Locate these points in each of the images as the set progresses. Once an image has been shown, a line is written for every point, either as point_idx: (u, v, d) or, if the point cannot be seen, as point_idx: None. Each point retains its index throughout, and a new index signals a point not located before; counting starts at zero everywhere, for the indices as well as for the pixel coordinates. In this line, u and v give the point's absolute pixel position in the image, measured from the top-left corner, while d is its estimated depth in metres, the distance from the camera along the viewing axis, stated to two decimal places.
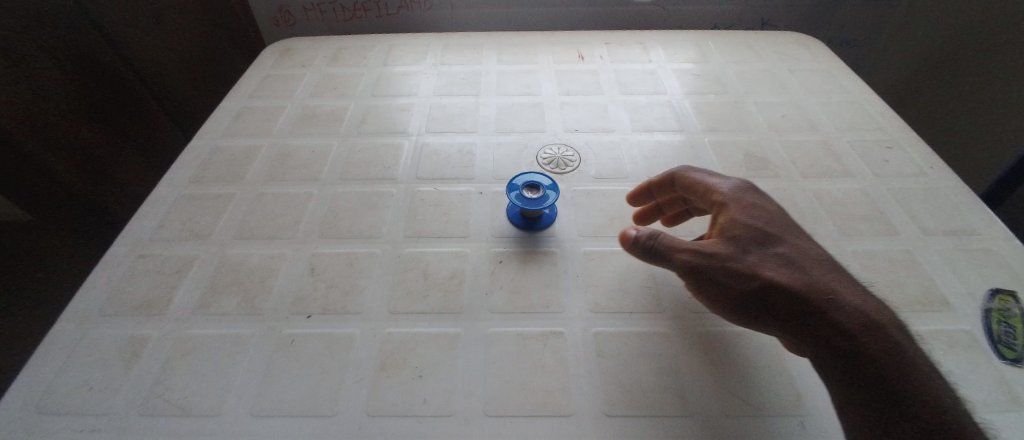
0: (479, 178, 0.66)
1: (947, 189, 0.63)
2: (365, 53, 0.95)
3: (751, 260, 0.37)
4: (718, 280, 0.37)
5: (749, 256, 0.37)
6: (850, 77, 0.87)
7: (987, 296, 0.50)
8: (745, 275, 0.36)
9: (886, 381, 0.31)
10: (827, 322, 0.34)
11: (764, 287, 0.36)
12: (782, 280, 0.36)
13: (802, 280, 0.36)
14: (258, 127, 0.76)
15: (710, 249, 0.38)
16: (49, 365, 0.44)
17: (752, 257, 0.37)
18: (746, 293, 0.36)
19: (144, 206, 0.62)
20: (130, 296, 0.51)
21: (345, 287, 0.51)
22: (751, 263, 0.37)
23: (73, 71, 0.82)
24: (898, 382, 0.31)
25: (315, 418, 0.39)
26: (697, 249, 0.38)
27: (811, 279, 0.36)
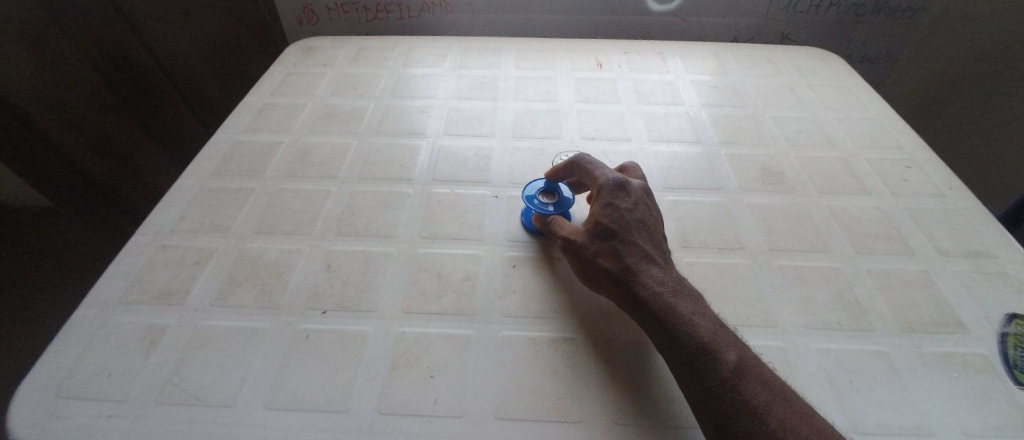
0: (495, 182, 0.67)
1: (967, 210, 0.63)
2: (385, 54, 0.96)
3: (594, 249, 0.46)
4: (572, 261, 0.49)
5: (590, 244, 0.46)
6: (870, 94, 0.86)
7: (1004, 321, 0.49)
8: (586, 260, 0.46)
9: (667, 337, 0.39)
10: (633, 298, 0.42)
11: (597, 269, 0.45)
12: (613, 262, 0.44)
13: (622, 259, 0.44)
14: (279, 124, 0.77)
15: (569, 239, 0.48)
16: (71, 350, 0.45)
17: (594, 243, 0.46)
18: (587, 272, 0.47)
19: (166, 198, 0.63)
20: (150, 285, 0.52)
21: (360, 284, 0.52)
22: (589, 249, 0.46)
23: (102, 64, 0.83)
24: (679, 338, 0.39)
25: (328, 413, 0.40)
26: (563, 239, 0.49)
27: (631, 260, 0.44)
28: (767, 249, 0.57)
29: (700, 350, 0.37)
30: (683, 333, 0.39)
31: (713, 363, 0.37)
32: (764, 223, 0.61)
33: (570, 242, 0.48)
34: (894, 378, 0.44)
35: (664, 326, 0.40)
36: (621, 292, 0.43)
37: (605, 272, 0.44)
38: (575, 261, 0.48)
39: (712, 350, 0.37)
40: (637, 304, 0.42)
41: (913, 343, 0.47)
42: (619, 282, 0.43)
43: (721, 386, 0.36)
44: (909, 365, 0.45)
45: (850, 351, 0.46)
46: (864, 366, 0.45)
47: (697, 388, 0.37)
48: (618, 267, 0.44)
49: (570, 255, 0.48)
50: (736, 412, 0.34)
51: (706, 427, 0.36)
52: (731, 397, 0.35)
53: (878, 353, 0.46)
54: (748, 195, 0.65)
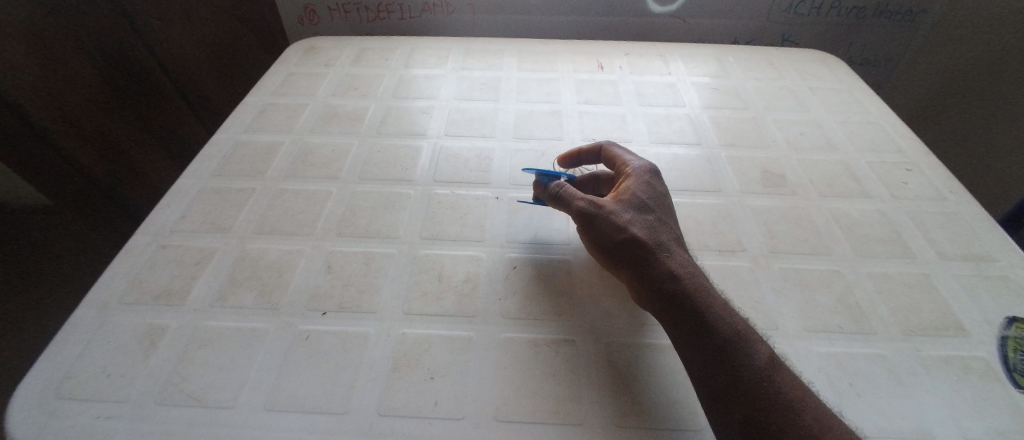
0: (496, 183, 0.67)
1: (968, 214, 0.63)
2: (387, 54, 0.96)
3: (629, 219, 0.46)
4: (596, 227, 0.47)
5: (625, 215, 0.47)
6: (871, 97, 0.86)
7: (1004, 324, 0.49)
8: (618, 228, 0.46)
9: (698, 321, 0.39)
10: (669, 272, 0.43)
11: (628, 240, 0.45)
12: (649, 238, 0.45)
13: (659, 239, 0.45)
14: (280, 124, 0.77)
15: (600, 205, 0.48)
16: (71, 350, 0.45)
17: (630, 217, 0.47)
18: (614, 241, 0.45)
19: (168, 197, 0.63)
20: (150, 285, 0.52)
21: (361, 285, 0.52)
22: (624, 220, 0.46)
23: (102, 62, 0.83)
24: (712, 323, 0.39)
25: (328, 415, 0.40)
26: (591, 204, 0.48)
27: (665, 242, 0.45)
28: (768, 252, 0.57)
29: (732, 336, 0.38)
30: (719, 318, 0.39)
31: (745, 350, 0.37)
32: (764, 225, 0.61)
33: (599, 209, 0.47)
34: (894, 382, 0.44)
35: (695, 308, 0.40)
36: (652, 268, 0.43)
37: (639, 245, 0.44)
38: (601, 229, 0.46)
39: (744, 338, 0.38)
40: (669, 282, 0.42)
41: (913, 347, 0.47)
42: (653, 257, 0.44)
43: (754, 371, 0.36)
44: (910, 369, 0.45)
45: (851, 355, 0.46)
46: (864, 369, 0.45)
47: (726, 373, 0.37)
48: (654, 244, 0.44)
49: (597, 221, 0.47)
50: (767, 397, 0.35)
51: (729, 414, 0.35)
52: (767, 383, 0.36)
53: (878, 357, 0.46)
54: (749, 197, 0.65)
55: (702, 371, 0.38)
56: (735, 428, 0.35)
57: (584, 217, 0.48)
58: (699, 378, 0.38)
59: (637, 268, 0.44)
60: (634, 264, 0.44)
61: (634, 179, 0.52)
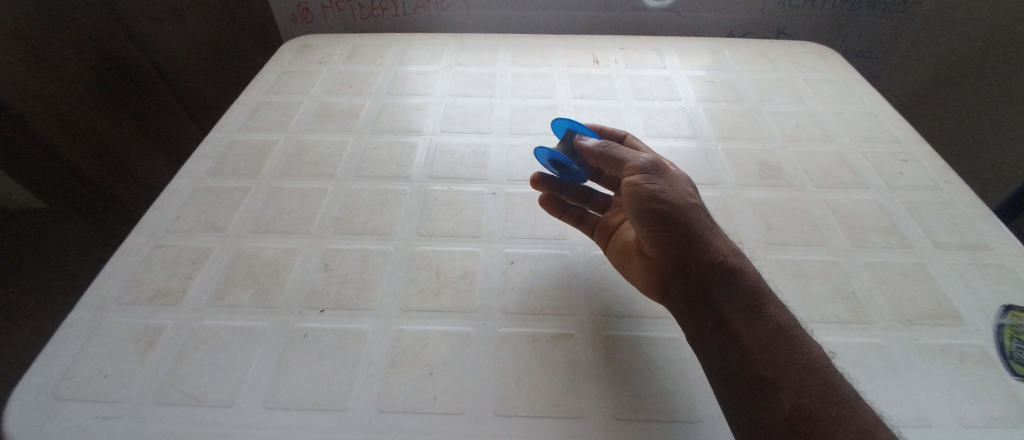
0: (493, 178, 0.66)
1: (964, 204, 0.63)
2: (381, 51, 0.96)
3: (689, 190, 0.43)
4: (660, 182, 0.40)
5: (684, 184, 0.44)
6: (866, 88, 0.86)
7: (1001, 312, 0.50)
8: (684, 192, 0.40)
9: (756, 305, 0.36)
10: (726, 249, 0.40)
11: (693, 207, 0.40)
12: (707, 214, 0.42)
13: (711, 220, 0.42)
14: (274, 122, 0.77)
15: (664, 167, 0.42)
16: (66, 351, 0.45)
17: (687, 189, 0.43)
18: (682, 201, 0.39)
19: (162, 197, 0.63)
20: (146, 285, 0.51)
21: (358, 282, 0.52)
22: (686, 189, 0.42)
23: (92, 61, 0.82)
24: (771, 309, 0.36)
25: (326, 411, 0.40)
26: (656, 161, 0.42)
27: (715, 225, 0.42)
28: (765, 244, 0.57)
29: (792, 326, 0.35)
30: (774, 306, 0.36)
31: (803, 340, 0.34)
32: (761, 217, 0.61)
33: (663, 169, 0.42)
34: (891, 370, 0.44)
35: (753, 292, 0.37)
36: (712, 243, 0.39)
37: (703, 216, 0.40)
38: (667, 185, 0.40)
39: (805, 330, 0.35)
40: (728, 260, 0.38)
41: (910, 336, 0.47)
42: (712, 233, 0.40)
43: (822, 362, 0.33)
44: (907, 358, 0.45)
45: (848, 344, 0.46)
46: (861, 358, 0.45)
47: (780, 357, 0.33)
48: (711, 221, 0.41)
49: (664, 177, 0.40)
50: (827, 388, 0.31)
51: (780, 402, 0.31)
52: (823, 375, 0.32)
53: (875, 346, 0.46)
54: (746, 189, 0.65)
55: (763, 358, 0.33)
56: (786, 416, 0.31)
57: (647, 169, 0.41)
58: (754, 366, 0.34)
59: (698, 237, 0.39)
60: (696, 233, 0.39)
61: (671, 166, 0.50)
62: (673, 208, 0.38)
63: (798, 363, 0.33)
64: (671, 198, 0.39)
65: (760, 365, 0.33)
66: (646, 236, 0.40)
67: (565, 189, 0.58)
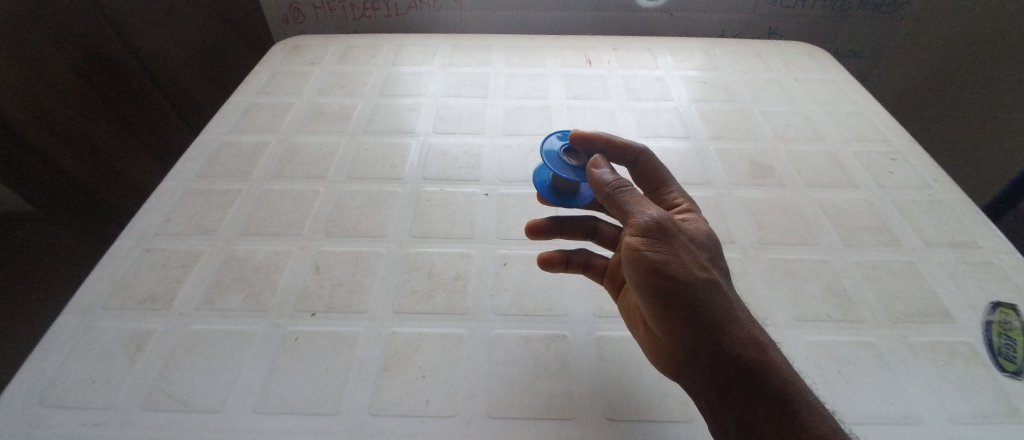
0: (486, 179, 0.66)
1: (952, 202, 0.64)
2: (374, 52, 0.95)
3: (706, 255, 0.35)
4: (666, 247, 0.33)
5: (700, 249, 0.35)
6: (856, 88, 0.87)
7: (989, 309, 0.50)
8: (696, 262, 0.33)
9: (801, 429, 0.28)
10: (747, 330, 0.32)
11: (710, 283, 0.33)
12: (727, 292, 0.34)
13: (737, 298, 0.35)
14: (266, 123, 0.76)
15: (673, 223, 0.35)
16: (53, 357, 0.44)
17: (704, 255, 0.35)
18: (691, 276, 0.33)
19: (151, 200, 0.62)
20: (134, 290, 0.51)
21: (350, 285, 0.51)
22: (701, 257, 0.34)
23: (81, 61, 0.80)
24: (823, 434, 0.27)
25: (318, 415, 0.40)
26: (664, 215, 0.35)
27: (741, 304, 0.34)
28: (757, 243, 0.58)
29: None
30: (814, 413, 0.29)
31: None
32: (753, 217, 0.61)
33: (674, 229, 0.34)
34: (883, 369, 0.44)
35: (795, 408, 0.29)
36: (736, 332, 0.32)
37: (721, 296, 0.33)
38: (673, 254, 0.33)
39: None
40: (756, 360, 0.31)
41: (900, 334, 0.48)
42: (735, 321, 0.32)
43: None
44: (898, 355, 0.45)
45: (839, 343, 0.46)
46: (853, 357, 0.45)
47: None
48: (733, 301, 0.33)
49: (671, 242, 0.33)
50: None
51: None
52: None
53: (866, 344, 0.46)
54: (738, 189, 0.66)
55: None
56: None
57: (648, 230, 0.34)
58: None
59: (716, 326, 0.32)
60: (713, 319, 0.32)
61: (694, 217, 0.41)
62: (680, 286, 0.33)
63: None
64: (676, 272, 0.33)
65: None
66: (651, 311, 0.35)
67: (567, 230, 0.49)
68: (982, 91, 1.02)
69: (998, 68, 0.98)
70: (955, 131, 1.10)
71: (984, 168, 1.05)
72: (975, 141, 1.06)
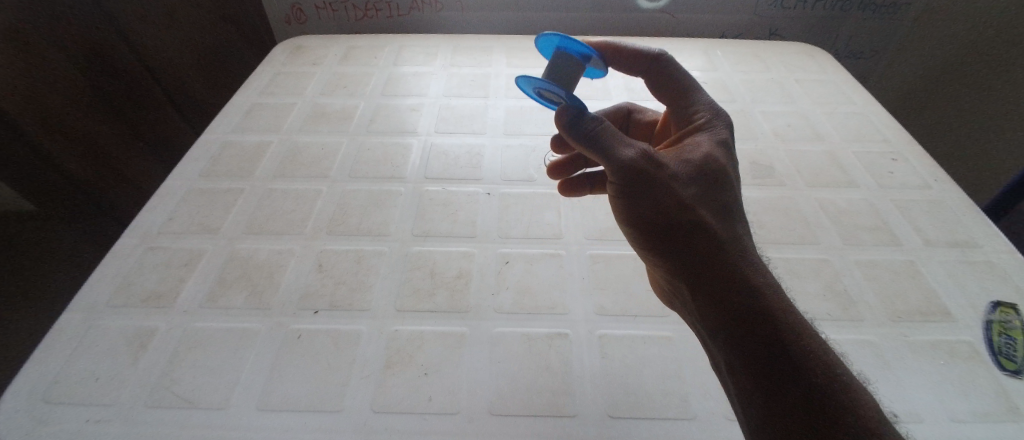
0: (487, 179, 0.67)
1: (951, 202, 0.64)
2: (376, 52, 0.96)
3: (698, 189, 0.36)
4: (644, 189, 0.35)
5: (689, 183, 0.36)
6: (856, 88, 0.88)
7: (989, 308, 0.50)
8: (674, 200, 0.35)
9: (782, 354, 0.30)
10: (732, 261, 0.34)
11: (691, 222, 0.35)
12: (715, 228, 0.35)
13: (730, 234, 0.36)
14: (268, 123, 0.77)
15: (654, 159, 0.36)
16: (56, 354, 0.44)
17: (691, 187, 0.36)
18: (670, 217, 0.35)
19: (153, 199, 0.63)
20: (137, 288, 0.51)
21: (352, 283, 0.52)
22: (685, 192, 0.35)
23: (82, 60, 0.81)
24: (794, 349, 0.31)
25: (321, 413, 0.40)
26: (642, 150, 0.36)
27: (735, 238, 0.36)
28: (757, 242, 0.58)
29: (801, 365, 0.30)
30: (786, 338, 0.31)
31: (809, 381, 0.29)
32: (754, 216, 0.62)
33: (654, 167, 0.35)
34: (883, 368, 0.44)
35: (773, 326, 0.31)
36: (722, 269, 0.34)
37: (703, 235, 0.35)
38: (649, 194, 0.35)
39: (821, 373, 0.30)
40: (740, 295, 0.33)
41: (900, 332, 0.48)
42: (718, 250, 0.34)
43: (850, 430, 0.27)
44: (898, 354, 0.46)
45: (839, 341, 0.47)
46: (853, 356, 0.45)
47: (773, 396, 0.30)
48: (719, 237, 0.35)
49: (647, 183, 0.35)
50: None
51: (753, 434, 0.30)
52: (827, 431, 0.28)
53: (866, 343, 0.47)
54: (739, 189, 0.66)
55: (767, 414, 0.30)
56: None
57: (626, 172, 0.35)
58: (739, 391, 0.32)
59: (700, 262, 0.35)
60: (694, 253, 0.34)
61: (699, 138, 0.41)
62: (661, 225, 0.36)
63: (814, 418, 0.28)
64: (653, 214, 0.36)
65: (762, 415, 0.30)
66: (643, 249, 0.40)
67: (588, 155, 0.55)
68: (982, 92, 1.02)
69: (997, 67, 0.98)
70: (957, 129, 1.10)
71: (987, 166, 1.04)
72: (978, 139, 1.05)
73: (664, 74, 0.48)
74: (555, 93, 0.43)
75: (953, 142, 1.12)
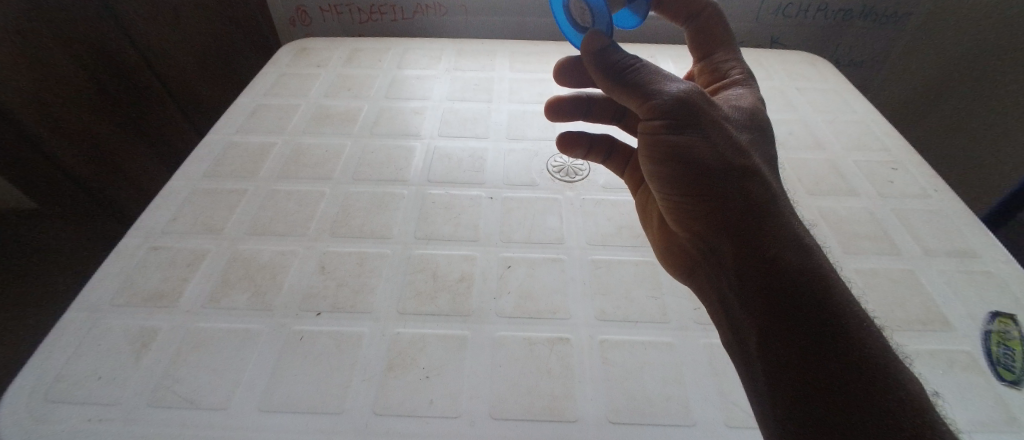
0: (490, 183, 0.67)
1: (951, 212, 0.64)
2: (380, 55, 0.97)
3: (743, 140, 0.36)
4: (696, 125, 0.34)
5: (736, 131, 0.36)
6: (856, 97, 0.88)
7: (987, 319, 0.51)
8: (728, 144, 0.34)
9: (824, 298, 0.30)
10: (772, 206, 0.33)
11: (741, 170, 0.34)
12: (767, 181, 0.34)
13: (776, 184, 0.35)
14: (272, 125, 0.77)
15: (707, 103, 0.35)
16: (59, 352, 0.44)
17: (739, 139, 0.36)
18: (720, 162, 0.34)
19: (157, 198, 0.63)
20: (140, 287, 0.51)
21: (354, 285, 0.52)
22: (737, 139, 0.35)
23: (86, 59, 0.80)
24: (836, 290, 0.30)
25: (321, 415, 0.40)
26: (697, 91, 0.35)
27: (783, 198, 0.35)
28: None
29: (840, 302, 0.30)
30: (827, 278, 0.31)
31: (848, 317, 0.29)
32: None
33: (704, 106, 0.35)
34: None
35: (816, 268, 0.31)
36: (770, 223, 0.33)
37: (754, 185, 0.33)
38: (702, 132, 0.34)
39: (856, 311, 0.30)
40: (791, 250, 0.31)
41: (899, 341, 0.48)
42: (767, 195, 0.34)
43: (897, 390, 0.26)
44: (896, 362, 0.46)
45: None
46: None
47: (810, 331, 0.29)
48: (771, 190, 0.34)
49: (698, 126, 0.34)
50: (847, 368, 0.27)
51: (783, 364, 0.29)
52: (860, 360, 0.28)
53: None
54: None
55: (807, 368, 0.28)
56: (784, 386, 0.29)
57: (677, 104, 0.34)
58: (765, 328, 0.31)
59: (748, 213, 0.33)
60: (737, 192, 0.33)
61: (740, 94, 0.42)
62: (708, 170, 0.34)
63: (861, 375, 0.27)
64: (704, 156, 0.34)
65: (800, 369, 0.28)
66: (676, 199, 0.38)
67: (590, 114, 0.58)
68: (980, 104, 1.03)
69: (1000, 77, 0.99)
70: (957, 139, 1.10)
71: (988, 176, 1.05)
72: (976, 149, 1.06)
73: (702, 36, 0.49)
74: (585, 6, 0.40)
75: (952, 152, 1.13)
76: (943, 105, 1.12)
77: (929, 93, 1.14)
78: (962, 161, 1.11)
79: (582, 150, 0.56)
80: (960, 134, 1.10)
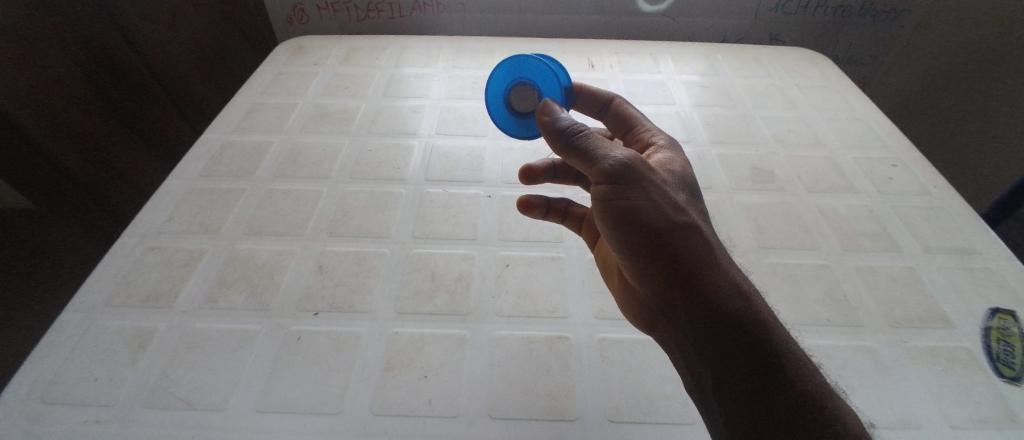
0: (488, 182, 0.67)
1: (951, 209, 0.64)
2: (377, 53, 0.96)
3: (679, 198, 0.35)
4: (635, 190, 0.33)
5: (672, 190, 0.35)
6: (856, 94, 0.88)
7: (987, 315, 0.51)
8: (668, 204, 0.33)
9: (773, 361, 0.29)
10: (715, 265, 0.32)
11: (683, 231, 0.33)
12: (705, 233, 0.34)
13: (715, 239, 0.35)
14: (270, 124, 0.77)
15: (644, 165, 0.34)
16: (55, 354, 0.44)
17: (676, 198, 0.35)
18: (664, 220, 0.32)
19: (154, 198, 0.62)
20: (137, 288, 0.51)
21: (352, 285, 0.52)
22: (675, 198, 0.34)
23: (82, 60, 0.80)
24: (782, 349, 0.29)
25: (319, 415, 0.40)
26: (632, 156, 0.34)
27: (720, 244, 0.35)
28: (757, 247, 0.58)
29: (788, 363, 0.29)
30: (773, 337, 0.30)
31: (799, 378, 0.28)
32: (755, 222, 0.62)
33: (640, 168, 0.34)
34: (882, 373, 0.44)
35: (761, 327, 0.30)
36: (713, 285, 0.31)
37: (697, 239, 0.33)
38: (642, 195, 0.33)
39: (805, 367, 0.29)
40: (735, 301, 0.31)
41: (900, 338, 0.48)
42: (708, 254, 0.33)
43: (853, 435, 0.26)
44: (896, 359, 0.46)
45: (839, 347, 0.47)
46: (854, 362, 0.45)
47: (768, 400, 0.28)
48: (711, 245, 0.33)
49: (638, 188, 0.33)
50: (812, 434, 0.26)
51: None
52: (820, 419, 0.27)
53: (865, 349, 0.47)
54: (739, 194, 0.66)
55: (769, 432, 0.27)
56: None
57: (614, 173, 0.33)
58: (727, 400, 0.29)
59: (690, 269, 0.32)
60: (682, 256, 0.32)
61: (670, 153, 0.42)
62: (653, 234, 0.32)
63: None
64: (647, 219, 0.32)
65: (762, 432, 0.27)
66: (623, 255, 0.36)
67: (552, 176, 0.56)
68: (981, 101, 1.03)
69: (1002, 74, 0.98)
70: (958, 135, 1.10)
71: (987, 173, 1.05)
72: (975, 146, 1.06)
73: (624, 110, 0.52)
74: (532, 88, 0.47)
75: (950, 149, 1.13)
76: (942, 102, 1.11)
77: (929, 90, 1.14)
78: (961, 158, 1.11)
79: (543, 212, 0.52)
80: (960, 131, 1.09)
